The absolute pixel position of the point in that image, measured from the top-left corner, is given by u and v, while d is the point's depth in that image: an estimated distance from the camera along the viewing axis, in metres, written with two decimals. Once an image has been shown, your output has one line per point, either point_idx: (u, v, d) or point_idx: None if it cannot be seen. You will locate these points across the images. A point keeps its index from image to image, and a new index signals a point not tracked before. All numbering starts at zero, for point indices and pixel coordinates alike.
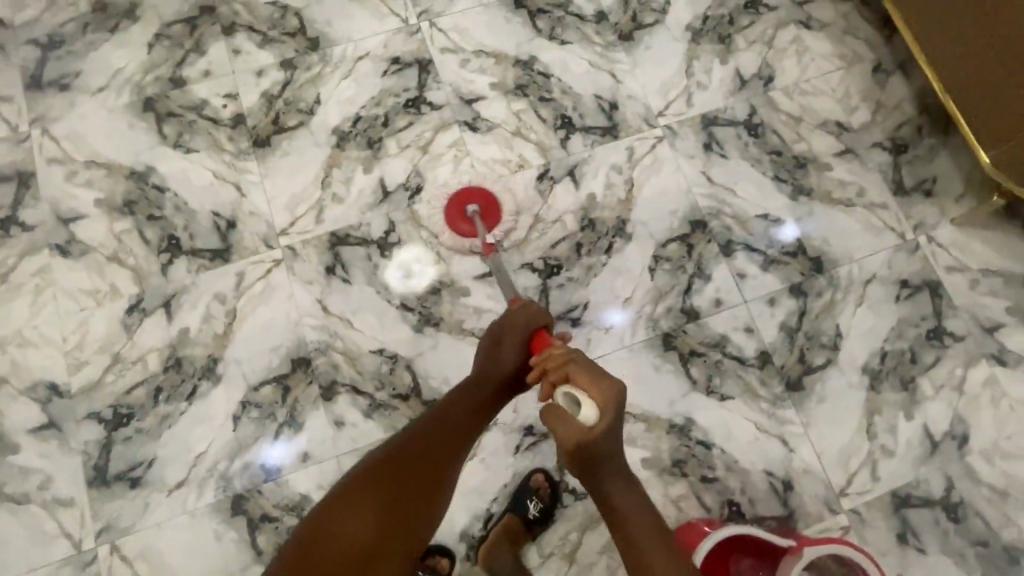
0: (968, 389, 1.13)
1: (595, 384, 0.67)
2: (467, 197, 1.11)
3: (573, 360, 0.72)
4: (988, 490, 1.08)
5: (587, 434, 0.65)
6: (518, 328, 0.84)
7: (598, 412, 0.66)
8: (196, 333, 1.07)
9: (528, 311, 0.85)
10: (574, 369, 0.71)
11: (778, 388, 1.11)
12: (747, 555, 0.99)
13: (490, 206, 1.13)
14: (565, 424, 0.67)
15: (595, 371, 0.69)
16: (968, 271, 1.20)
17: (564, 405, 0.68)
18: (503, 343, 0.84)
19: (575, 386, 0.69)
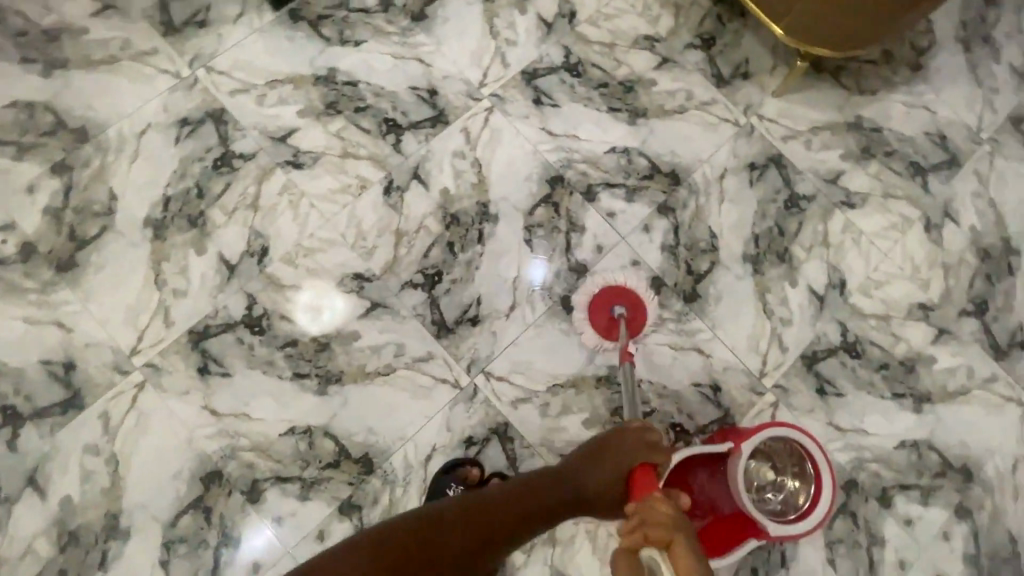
0: (833, 239, 1.24)
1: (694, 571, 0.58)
2: (623, 297, 1.11)
3: (679, 527, 0.64)
4: (873, 319, 1.21)
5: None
6: (631, 453, 0.86)
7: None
8: (81, 498, 0.95)
9: (644, 439, 0.88)
10: (678, 541, 0.62)
11: (679, 305, 1.16)
12: (701, 468, 1.02)
13: (637, 312, 1.12)
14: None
15: (697, 554, 0.60)
16: (800, 134, 1.29)
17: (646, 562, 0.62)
18: (602, 460, 0.87)
19: (669, 557, 0.60)
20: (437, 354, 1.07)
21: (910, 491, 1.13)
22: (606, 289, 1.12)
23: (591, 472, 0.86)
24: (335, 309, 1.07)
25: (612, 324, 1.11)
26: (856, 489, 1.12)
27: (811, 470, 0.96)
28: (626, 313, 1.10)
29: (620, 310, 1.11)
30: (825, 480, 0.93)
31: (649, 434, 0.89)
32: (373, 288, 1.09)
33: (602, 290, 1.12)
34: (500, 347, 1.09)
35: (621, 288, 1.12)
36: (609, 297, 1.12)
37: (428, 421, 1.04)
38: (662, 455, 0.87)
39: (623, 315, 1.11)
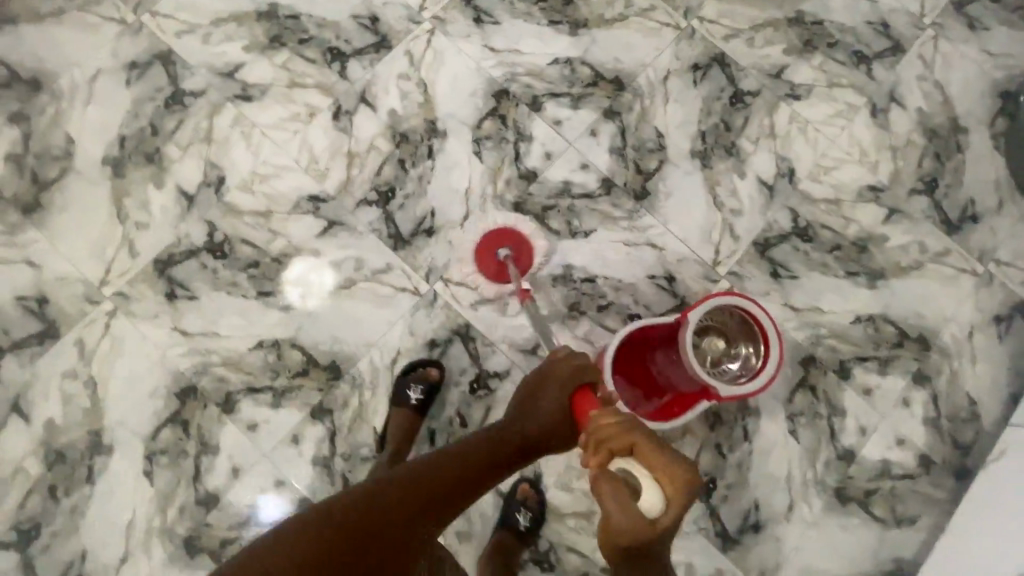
0: (780, 130, 1.26)
1: (663, 467, 0.59)
2: (509, 239, 1.12)
3: (634, 432, 0.64)
4: (824, 204, 1.23)
5: (647, 526, 0.56)
6: (562, 387, 0.80)
7: (664, 501, 0.57)
8: (64, 419, 1.00)
9: (576, 366, 0.82)
10: (639, 444, 0.62)
11: (630, 203, 1.19)
12: (656, 348, 1.06)
13: (523, 250, 1.12)
14: (625, 509, 0.56)
15: (664, 449, 0.61)
16: (742, 32, 1.30)
17: (624, 476, 0.60)
18: (546, 386, 0.82)
19: (637, 459, 0.61)
20: (396, 265, 1.11)
21: (868, 363, 1.16)
22: (492, 233, 1.13)
23: (539, 406, 0.80)
24: (324, 281, 1.09)
25: (500, 268, 1.11)
26: (815, 364, 1.15)
27: (759, 330, 0.98)
28: (510, 255, 1.10)
29: (505, 253, 1.11)
30: (773, 336, 0.95)
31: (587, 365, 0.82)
32: (329, 208, 1.13)
33: (487, 236, 1.12)
34: (457, 253, 1.13)
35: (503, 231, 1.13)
36: (492, 243, 1.12)
37: (391, 327, 1.08)
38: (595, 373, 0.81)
39: (509, 257, 1.10)
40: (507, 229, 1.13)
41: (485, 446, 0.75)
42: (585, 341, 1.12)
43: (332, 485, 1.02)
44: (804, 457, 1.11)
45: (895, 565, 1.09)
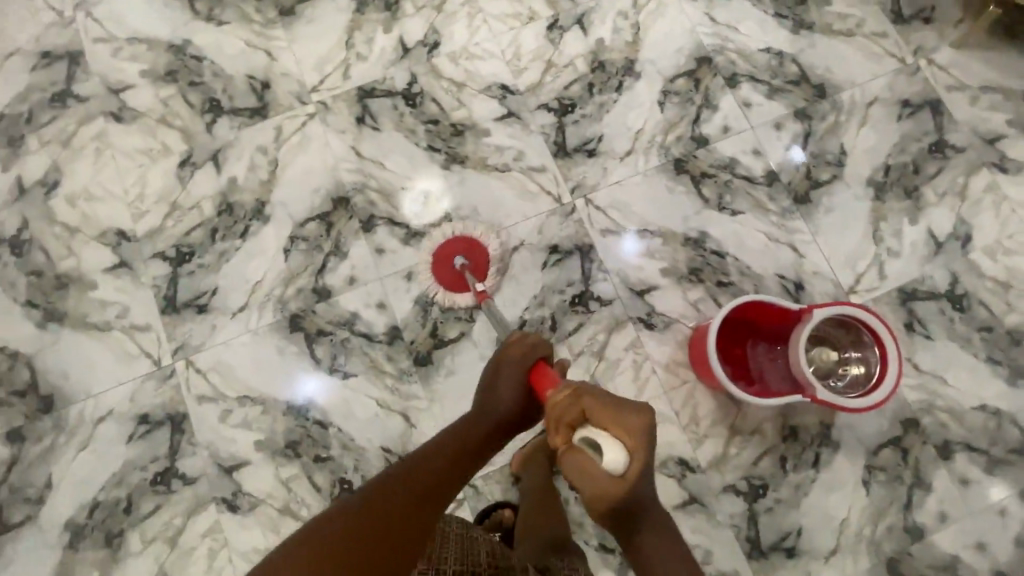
0: (971, 195, 1.18)
1: (619, 424, 0.65)
2: (460, 246, 1.07)
3: (583, 394, 0.69)
4: (991, 283, 1.14)
5: (618, 484, 0.63)
6: (519, 366, 0.82)
7: (625, 455, 0.63)
8: (244, 181, 1.17)
9: (524, 345, 0.83)
10: (590, 405, 0.67)
11: (786, 203, 1.17)
12: (760, 338, 1.06)
13: (477, 257, 1.08)
14: (594, 482, 0.63)
15: (615, 405, 0.66)
16: (969, 88, 1.24)
17: (586, 451, 0.64)
18: (502, 373, 0.83)
19: (595, 424, 0.66)
20: (550, 170, 1.18)
21: (975, 454, 1.06)
22: (443, 245, 1.07)
23: (500, 390, 0.83)
24: (439, 204, 1.16)
25: (456, 277, 1.07)
26: (916, 430, 1.07)
27: (878, 352, 0.95)
28: (466, 264, 1.06)
29: (461, 262, 1.07)
30: (891, 359, 0.93)
31: (534, 337, 0.84)
32: (513, 100, 1.22)
33: (438, 248, 1.07)
34: (607, 181, 1.17)
35: (454, 241, 1.08)
36: (445, 252, 1.07)
37: (525, 220, 1.15)
38: (545, 346, 0.83)
39: (466, 266, 1.06)
40: (458, 238, 1.08)
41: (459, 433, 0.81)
42: (692, 307, 1.12)
43: (422, 327, 1.10)
44: (868, 511, 1.04)
45: None
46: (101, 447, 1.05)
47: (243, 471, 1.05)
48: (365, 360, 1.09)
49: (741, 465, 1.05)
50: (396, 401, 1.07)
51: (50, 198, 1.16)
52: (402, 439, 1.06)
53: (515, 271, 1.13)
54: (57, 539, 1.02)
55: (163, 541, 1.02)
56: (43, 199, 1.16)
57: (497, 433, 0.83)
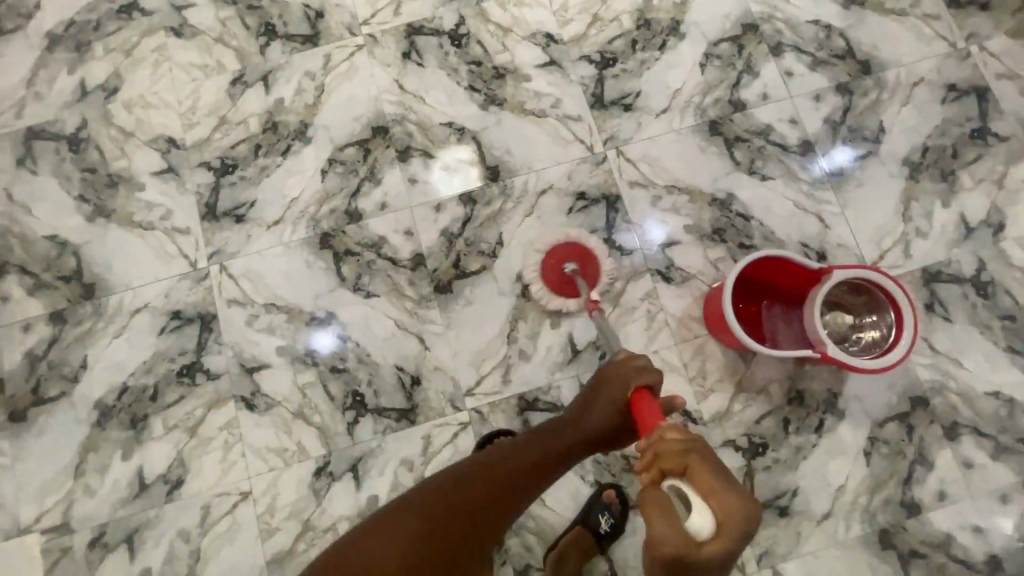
0: (1008, 183, 1.16)
1: (718, 492, 0.56)
2: (573, 252, 1.08)
3: (697, 454, 0.62)
4: (1019, 272, 1.12)
5: (692, 549, 0.53)
6: (620, 388, 0.86)
7: (713, 527, 0.54)
8: (290, 103, 1.21)
9: (634, 365, 0.88)
10: (695, 466, 0.61)
11: (818, 173, 1.17)
12: (776, 300, 1.07)
13: (587, 264, 1.09)
14: (667, 527, 0.55)
15: (720, 472, 0.59)
16: (1018, 78, 1.21)
17: (674, 499, 0.59)
18: (600, 396, 0.87)
19: (693, 484, 0.59)
20: (585, 119, 1.20)
21: (983, 440, 1.06)
22: (557, 247, 1.08)
23: (588, 415, 0.87)
24: (468, 179, 1.17)
25: (565, 281, 1.09)
26: (925, 408, 1.07)
27: (893, 317, 0.97)
28: (576, 270, 1.07)
29: (571, 267, 1.08)
30: (908, 321, 0.94)
31: (644, 363, 0.88)
32: (556, 50, 1.24)
33: (553, 250, 1.07)
34: (640, 136, 1.19)
35: (570, 245, 1.09)
36: (557, 257, 1.08)
37: (556, 165, 1.18)
38: (654, 375, 0.86)
39: (575, 272, 1.07)
40: (562, 242, 1.08)
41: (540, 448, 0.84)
42: (712, 266, 1.13)
43: (446, 257, 1.14)
44: (866, 481, 1.04)
45: None
46: (134, 337, 1.11)
47: (263, 372, 1.10)
48: (387, 282, 1.13)
49: (743, 422, 1.07)
50: (413, 324, 1.11)
51: (109, 102, 1.22)
52: (416, 361, 1.09)
53: (540, 213, 1.16)
54: (87, 416, 1.08)
55: (183, 429, 1.08)
56: (102, 102, 1.22)
57: (580, 451, 0.87)
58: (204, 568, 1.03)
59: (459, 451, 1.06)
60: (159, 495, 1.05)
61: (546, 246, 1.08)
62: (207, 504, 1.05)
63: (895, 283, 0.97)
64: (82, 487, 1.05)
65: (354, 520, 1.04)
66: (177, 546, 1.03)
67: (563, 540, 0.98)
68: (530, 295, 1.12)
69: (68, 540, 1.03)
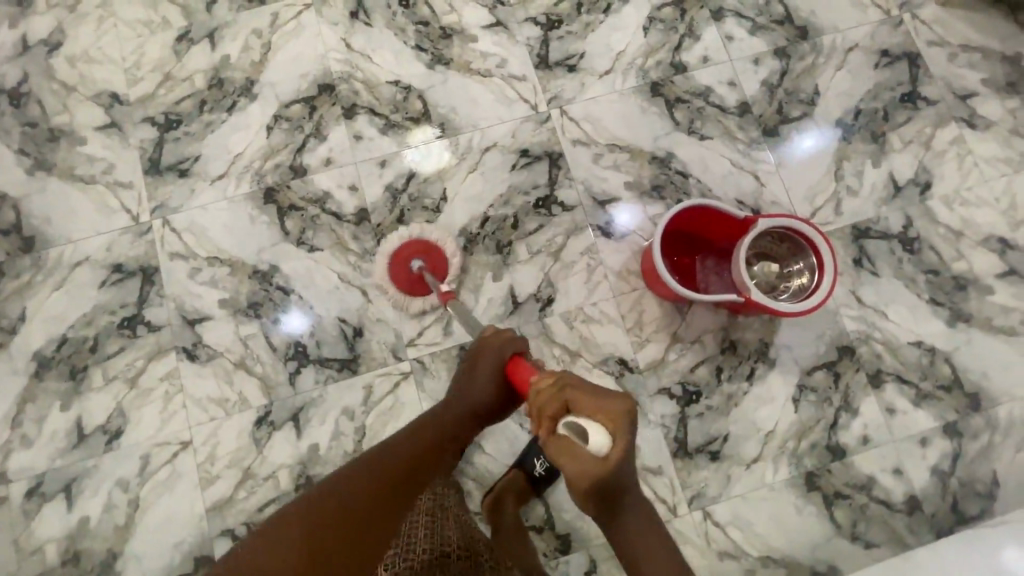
0: (936, 146, 1.21)
1: (600, 410, 0.60)
2: (414, 249, 1.05)
3: (570, 387, 0.64)
4: (944, 229, 1.17)
5: (600, 467, 0.57)
6: (494, 355, 0.82)
7: (608, 438, 0.58)
8: (236, 60, 1.21)
9: (507, 337, 0.84)
10: (574, 399, 0.63)
11: (754, 133, 1.21)
12: (709, 254, 1.11)
13: (434, 260, 1.07)
14: (580, 465, 0.57)
15: (594, 391, 0.62)
16: (949, 45, 1.25)
17: (570, 435, 0.60)
18: (476, 368, 0.84)
19: (578, 412, 0.61)
20: (530, 79, 1.22)
21: (905, 387, 1.10)
22: (395, 249, 1.05)
23: (473, 387, 0.84)
24: (438, 155, 1.18)
25: (415, 279, 1.06)
26: (851, 357, 1.11)
27: (816, 262, 1.02)
28: (423, 267, 1.05)
29: (418, 263, 1.05)
30: (828, 263, 0.99)
31: (508, 332, 0.85)
32: (503, 11, 1.25)
33: (392, 253, 1.05)
34: (582, 96, 1.21)
35: (407, 242, 1.06)
36: (401, 254, 1.06)
37: (499, 123, 1.19)
38: (522, 343, 0.84)
39: (423, 268, 1.05)
40: (408, 240, 1.06)
41: (418, 440, 0.80)
42: (650, 221, 1.16)
43: (389, 212, 1.15)
44: (794, 426, 1.08)
45: (826, 568, 1.04)
46: (74, 289, 1.11)
47: (205, 324, 1.10)
48: (332, 236, 1.14)
49: (678, 371, 1.10)
50: (357, 276, 1.12)
51: (51, 58, 1.21)
52: (359, 312, 1.11)
53: (484, 169, 1.17)
54: (24, 367, 1.08)
55: (123, 381, 1.08)
56: (44, 57, 1.21)
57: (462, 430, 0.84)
58: (142, 517, 1.03)
59: (400, 400, 1.08)
60: (98, 445, 1.05)
61: (386, 249, 1.06)
62: (147, 453, 1.05)
63: (814, 228, 1.02)
64: (19, 438, 1.05)
65: (294, 468, 1.05)
66: (115, 495, 1.04)
67: (499, 485, 1.01)
68: (471, 248, 1.14)
69: (4, 490, 1.03)
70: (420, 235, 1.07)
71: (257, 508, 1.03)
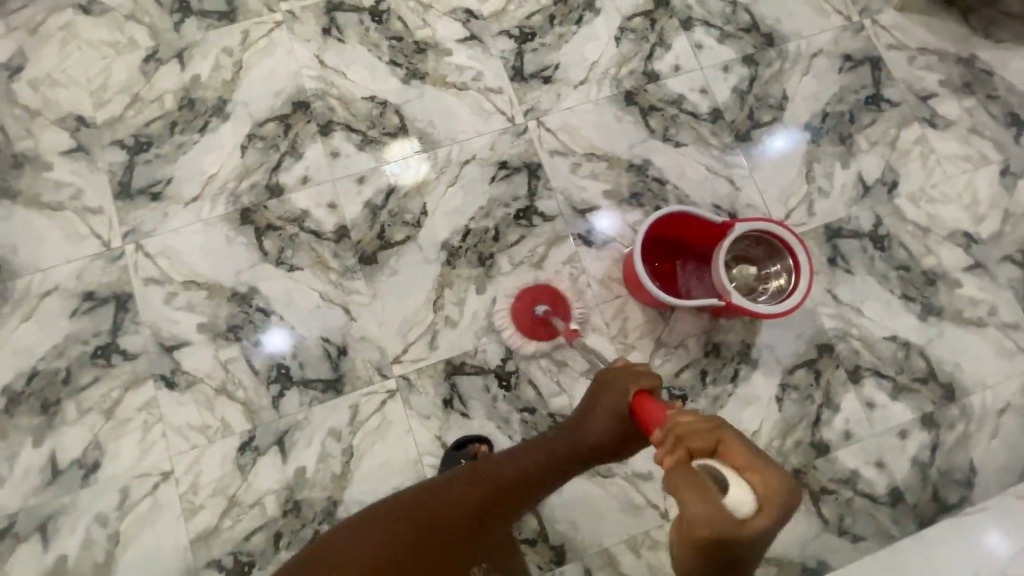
0: (900, 146, 1.25)
1: (754, 465, 0.49)
2: (536, 295, 1.10)
3: (722, 430, 0.55)
4: (911, 226, 1.21)
5: (734, 527, 0.46)
6: (620, 396, 0.78)
7: (756, 504, 0.47)
8: (207, 79, 1.20)
9: (640, 375, 0.78)
10: (728, 443, 0.53)
11: (727, 139, 1.24)
12: (689, 259, 1.12)
13: (558, 304, 1.11)
14: (705, 505, 0.47)
15: (754, 448, 0.51)
16: (907, 49, 1.30)
17: (706, 475, 0.51)
18: (597, 403, 0.82)
19: (726, 462, 0.51)
20: (506, 92, 1.23)
21: (883, 381, 1.13)
22: (519, 297, 1.10)
23: (591, 423, 0.82)
24: (418, 170, 1.18)
25: (536, 324, 1.10)
26: (830, 354, 1.14)
27: (792, 263, 1.04)
28: (549, 310, 1.09)
29: (542, 309, 1.10)
30: (803, 264, 1.02)
31: (643, 372, 0.79)
32: (476, 25, 1.26)
33: (517, 300, 1.10)
34: (558, 107, 1.22)
35: (541, 288, 1.12)
36: (528, 300, 1.10)
37: (477, 136, 1.20)
38: (654, 382, 0.77)
39: (548, 313, 1.10)
40: (529, 288, 1.11)
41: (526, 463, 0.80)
42: (631, 229, 1.17)
43: (369, 228, 1.14)
44: (778, 425, 1.10)
45: (816, 564, 1.05)
46: (44, 319, 1.07)
47: (183, 350, 1.07)
48: (312, 256, 1.12)
49: (664, 376, 1.11)
50: (339, 295, 1.11)
51: (12, 82, 1.18)
52: (342, 331, 1.10)
53: (463, 182, 1.17)
54: None
55: (99, 412, 1.04)
56: (5, 81, 1.18)
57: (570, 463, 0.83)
58: (124, 552, 1.00)
59: (388, 418, 1.06)
60: (75, 480, 1.02)
61: (511, 298, 1.10)
62: (126, 486, 1.02)
63: (788, 230, 1.05)
64: None
65: (281, 493, 1.03)
66: (94, 531, 1.00)
67: None
68: (454, 262, 1.13)
69: None
70: (544, 282, 1.13)
71: (244, 537, 1.01)
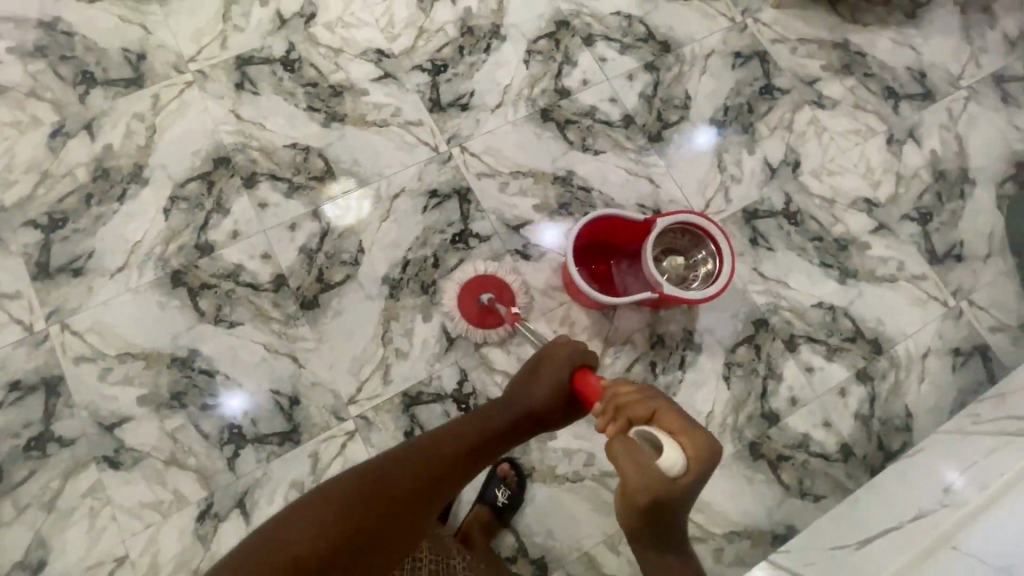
0: (797, 128, 1.36)
1: (682, 431, 0.64)
2: (476, 285, 1.12)
3: (655, 403, 0.69)
4: (819, 200, 1.31)
5: (664, 482, 0.61)
6: (563, 365, 0.85)
7: (684, 462, 0.62)
8: (120, 148, 1.18)
9: (577, 345, 0.88)
10: (660, 413, 0.67)
11: (642, 141, 1.31)
12: (623, 258, 1.17)
13: (502, 291, 1.13)
14: (644, 471, 0.62)
15: (681, 416, 0.66)
16: (788, 41, 1.42)
17: (643, 442, 0.65)
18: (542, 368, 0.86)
19: (660, 429, 0.66)
20: (426, 123, 1.26)
21: (817, 345, 1.21)
22: (461, 290, 1.12)
23: (535, 390, 0.85)
24: (351, 211, 1.19)
25: (484, 312, 1.12)
26: (766, 328, 1.20)
27: (715, 248, 1.11)
28: (493, 298, 1.11)
29: (487, 296, 1.12)
30: (724, 248, 1.08)
31: (575, 345, 0.88)
32: (389, 63, 1.29)
33: (459, 293, 1.12)
34: (479, 132, 1.27)
35: (478, 279, 1.13)
36: (470, 292, 1.12)
37: (404, 169, 1.22)
38: (591, 356, 0.87)
39: (492, 300, 1.12)
40: (472, 279, 1.13)
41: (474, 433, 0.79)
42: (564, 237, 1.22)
43: (308, 274, 1.14)
44: (730, 403, 1.15)
45: (785, 529, 1.09)
46: None
47: (126, 426, 1.03)
48: (253, 309, 1.11)
49: (616, 373, 1.15)
50: (284, 344, 1.10)
51: None
52: (292, 380, 1.08)
53: (396, 215, 1.19)
54: None
55: (38, 507, 0.98)
56: None
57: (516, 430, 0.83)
58: None
59: (351, 460, 1.05)
60: None
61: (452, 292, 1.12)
62: None
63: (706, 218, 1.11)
64: None
65: None
66: None
67: (467, 524, 1.01)
68: (397, 294, 1.14)
69: None
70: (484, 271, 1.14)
71: None
